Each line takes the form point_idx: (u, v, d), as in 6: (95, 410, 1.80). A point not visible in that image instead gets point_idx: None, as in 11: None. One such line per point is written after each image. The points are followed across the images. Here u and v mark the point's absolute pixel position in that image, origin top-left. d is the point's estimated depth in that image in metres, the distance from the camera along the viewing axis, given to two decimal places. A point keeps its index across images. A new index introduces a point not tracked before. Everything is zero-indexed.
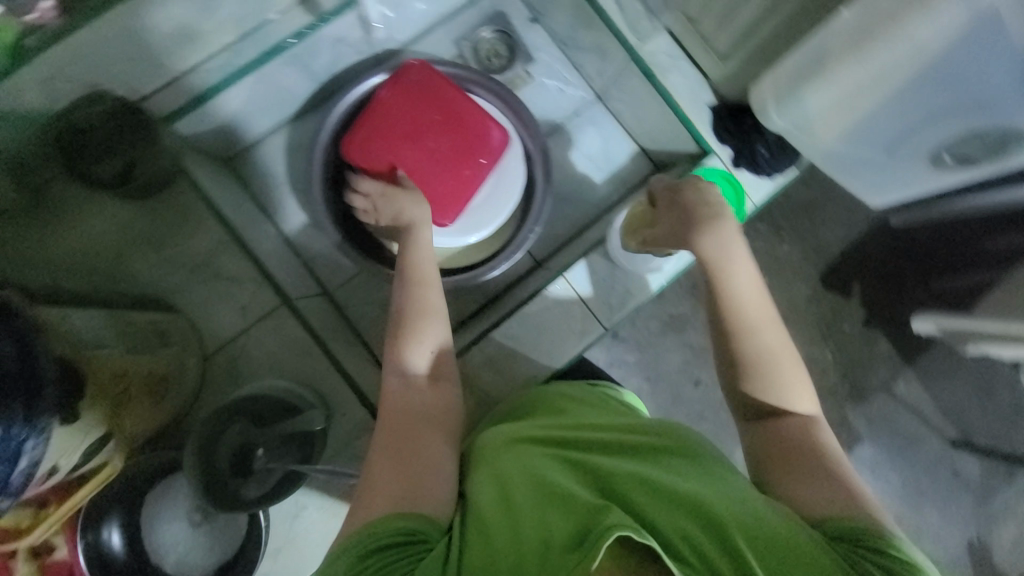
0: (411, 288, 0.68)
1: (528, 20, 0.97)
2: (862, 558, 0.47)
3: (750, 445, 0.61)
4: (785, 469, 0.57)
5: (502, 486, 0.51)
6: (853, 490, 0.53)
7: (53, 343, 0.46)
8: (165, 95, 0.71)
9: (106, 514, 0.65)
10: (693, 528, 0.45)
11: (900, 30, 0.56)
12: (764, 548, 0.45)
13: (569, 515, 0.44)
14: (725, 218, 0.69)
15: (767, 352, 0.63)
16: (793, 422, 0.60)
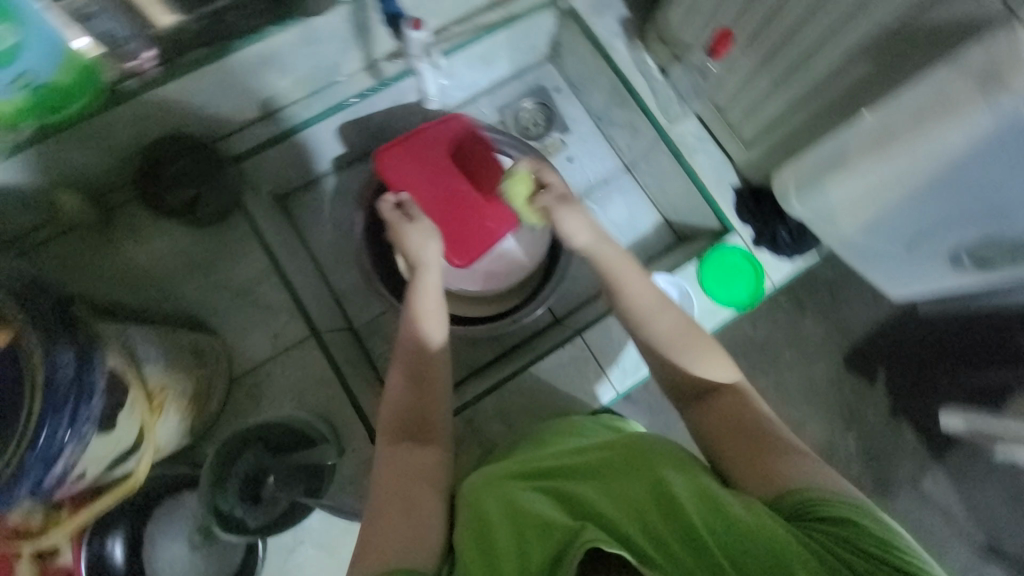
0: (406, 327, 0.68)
1: (567, 95, 1.05)
2: (813, 528, 0.45)
3: (698, 432, 0.59)
4: (735, 454, 0.55)
5: (477, 518, 0.49)
6: (793, 454, 0.52)
7: (107, 353, 0.49)
8: (239, 137, 0.80)
9: (114, 524, 0.67)
10: (659, 529, 0.43)
11: (920, 136, 0.59)
12: (733, 542, 0.42)
13: (541, 542, 0.43)
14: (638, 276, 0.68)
15: (685, 342, 0.63)
16: (730, 399, 0.59)
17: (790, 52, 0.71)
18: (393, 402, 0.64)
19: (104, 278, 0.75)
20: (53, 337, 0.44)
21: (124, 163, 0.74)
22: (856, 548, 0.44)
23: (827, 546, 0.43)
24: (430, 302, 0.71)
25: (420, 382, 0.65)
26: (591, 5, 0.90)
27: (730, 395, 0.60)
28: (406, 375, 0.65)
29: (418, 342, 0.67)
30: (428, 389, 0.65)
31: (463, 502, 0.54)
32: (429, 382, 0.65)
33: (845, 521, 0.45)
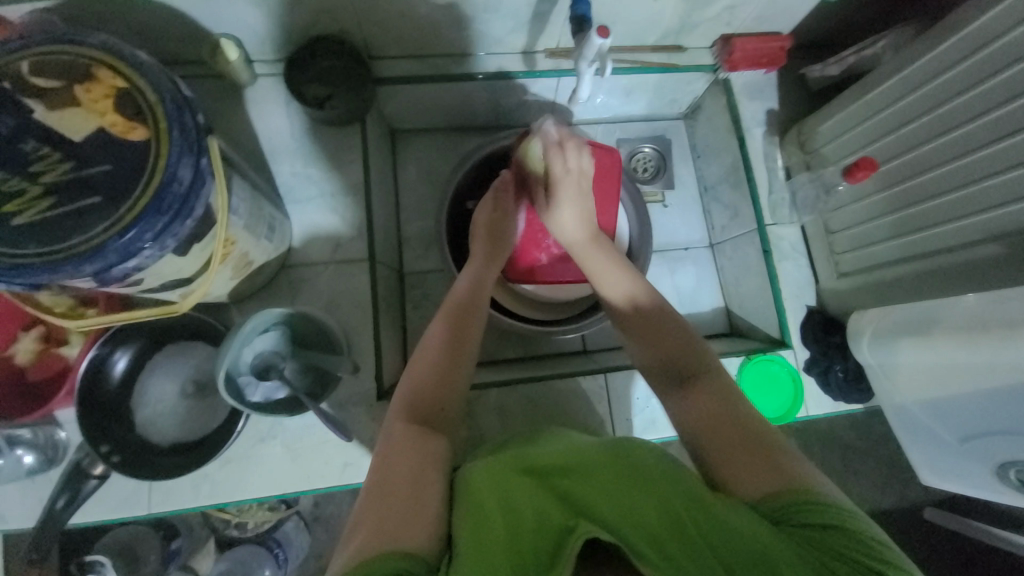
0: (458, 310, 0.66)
1: (685, 156, 1.07)
2: (795, 524, 0.45)
3: (682, 425, 0.58)
4: (721, 454, 0.54)
5: (473, 505, 0.47)
6: (770, 447, 0.52)
7: (212, 191, 0.52)
8: (389, 63, 0.85)
9: (130, 340, 0.70)
10: (653, 524, 0.43)
11: (1014, 339, 0.57)
12: (717, 539, 0.42)
13: (535, 535, 0.43)
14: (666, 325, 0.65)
15: (677, 339, 0.64)
16: (711, 386, 0.59)
17: (921, 206, 0.71)
18: (411, 383, 0.60)
19: (224, 131, 0.80)
20: (180, 154, 0.47)
21: (286, 44, 0.79)
22: (840, 551, 0.43)
23: (812, 551, 0.43)
24: (474, 303, 0.68)
25: (440, 371, 0.61)
26: (746, 86, 0.92)
27: (714, 381, 0.59)
28: (431, 359, 0.62)
29: (451, 335, 0.64)
30: (447, 383, 0.60)
31: (459, 486, 0.52)
32: (451, 372, 0.61)
33: (828, 523, 0.45)
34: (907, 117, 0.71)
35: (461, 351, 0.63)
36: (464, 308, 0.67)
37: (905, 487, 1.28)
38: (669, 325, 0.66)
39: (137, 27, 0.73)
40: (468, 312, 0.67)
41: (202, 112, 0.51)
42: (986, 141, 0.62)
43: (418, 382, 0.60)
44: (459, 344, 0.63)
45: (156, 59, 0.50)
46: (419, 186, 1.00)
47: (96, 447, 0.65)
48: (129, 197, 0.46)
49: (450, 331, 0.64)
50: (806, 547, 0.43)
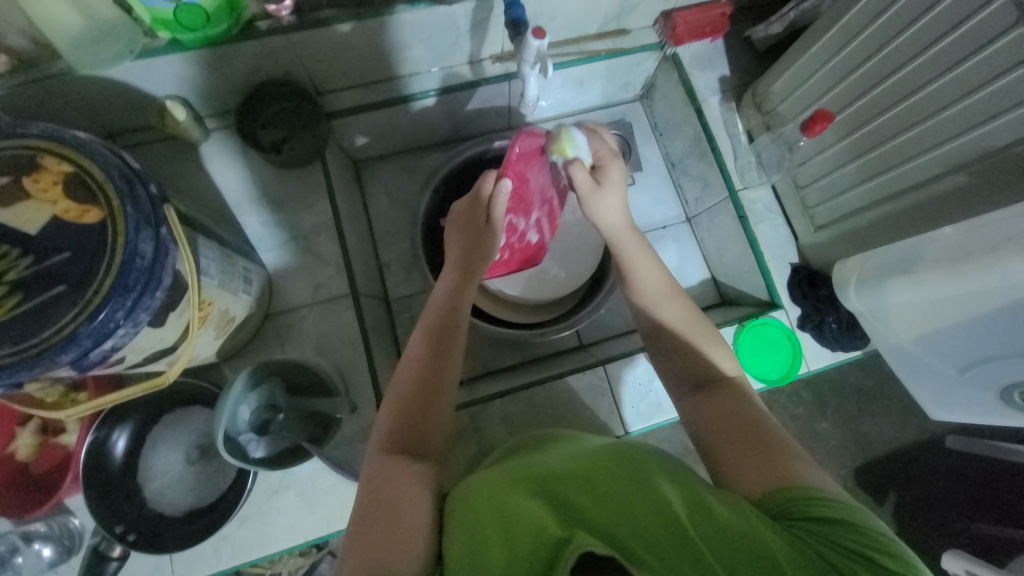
0: (444, 327, 0.65)
1: (647, 137, 1.08)
2: (802, 525, 0.46)
3: (693, 424, 0.60)
4: (728, 453, 0.55)
5: (472, 520, 0.48)
6: (778, 449, 0.53)
7: (177, 257, 0.51)
8: (339, 97, 0.85)
9: (127, 417, 0.70)
10: (651, 530, 0.43)
11: (991, 263, 0.58)
12: (718, 539, 0.43)
13: (530, 548, 0.42)
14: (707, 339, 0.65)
15: (688, 335, 0.65)
16: (730, 391, 0.60)
17: (883, 148, 0.71)
18: (395, 406, 0.60)
19: (185, 192, 0.80)
20: (138, 229, 0.47)
21: (233, 94, 0.79)
22: (842, 546, 0.44)
23: (813, 545, 0.43)
24: (456, 321, 0.65)
25: (424, 397, 0.60)
26: (695, 58, 0.93)
27: (730, 387, 0.61)
28: (413, 384, 0.61)
29: (433, 358, 0.62)
30: (431, 408, 0.60)
31: (454, 504, 0.52)
32: (436, 398, 0.60)
33: (831, 520, 0.46)
34: (853, 63, 0.72)
35: (441, 375, 0.62)
36: (446, 328, 0.64)
37: (919, 422, 1.29)
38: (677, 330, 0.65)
39: (79, 104, 0.72)
40: (450, 327, 0.64)
41: (153, 181, 0.51)
42: (934, 75, 0.62)
43: (402, 408, 0.59)
44: (439, 370, 0.62)
45: (98, 137, 0.50)
46: (392, 212, 1.00)
47: (110, 529, 0.65)
48: (93, 281, 0.46)
49: (431, 353, 0.63)
50: (807, 543, 0.43)
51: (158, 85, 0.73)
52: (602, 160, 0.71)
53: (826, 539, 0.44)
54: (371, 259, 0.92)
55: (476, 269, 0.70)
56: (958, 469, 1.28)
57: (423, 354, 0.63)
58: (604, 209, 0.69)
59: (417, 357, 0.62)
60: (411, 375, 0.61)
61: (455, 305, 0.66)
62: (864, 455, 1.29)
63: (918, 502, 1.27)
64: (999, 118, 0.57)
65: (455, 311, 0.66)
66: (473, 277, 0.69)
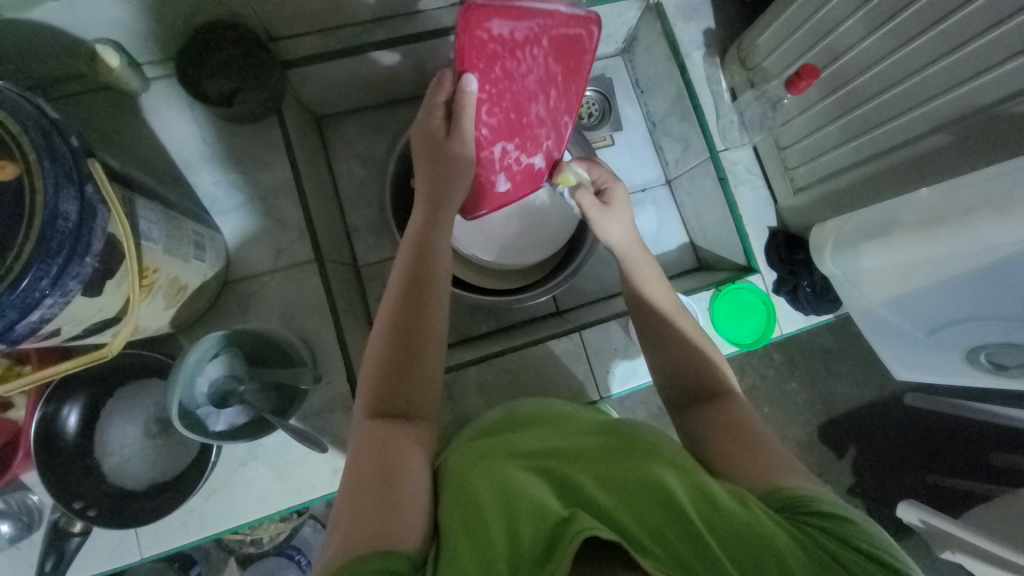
0: (422, 281, 0.61)
1: (628, 95, 1.03)
2: (810, 523, 0.45)
3: (690, 436, 0.60)
4: (729, 458, 0.54)
5: (468, 498, 0.47)
6: (777, 459, 0.53)
7: (109, 220, 0.47)
8: (295, 44, 0.78)
9: (76, 391, 0.66)
10: (658, 524, 0.41)
11: (965, 228, 0.57)
12: (722, 529, 0.42)
13: (532, 530, 0.41)
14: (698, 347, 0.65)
15: (689, 353, 0.65)
16: (727, 403, 0.60)
17: (866, 107, 0.69)
18: (375, 367, 0.57)
19: (127, 150, 0.73)
20: (58, 188, 0.42)
21: (172, 39, 0.71)
22: (842, 540, 0.43)
23: (815, 538, 0.43)
24: (432, 270, 0.62)
25: (406, 367, 0.57)
26: (680, 8, 0.87)
27: (728, 404, 0.60)
28: (391, 336, 0.58)
29: (409, 309, 0.59)
30: (415, 361, 0.57)
31: (448, 481, 0.52)
32: (417, 351, 0.58)
33: (831, 515, 0.45)
34: (840, 15, 0.68)
35: (421, 322, 0.59)
36: (424, 275, 0.61)
37: (883, 380, 1.34)
38: (672, 341, 0.66)
39: None
40: (428, 277, 0.61)
41: (74, 133, 0.46)
42: (922, 28, 0.59)
43: (381, 372, 0.56)
44: (420, 321, 0.59)
45: (8, 82, 0.44)
46: (359, 172, 0.95)
47: (69, 504, 0.62)
48: (11, 246, 0.41)
49: (406, 303, 0.59)
50: (810, 537, 0.43)
51: (84, 27, 0.65)
52: (605, 184, 0.74)
53: (829, 538, 0.43)
54: (336, 224, 0.88)
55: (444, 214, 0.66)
56: (918, 424, 1.35)
57: (398, 302, 0.59)
58: (614, 226, 0.71)
59: (396, 307, 0.59)
60: (389, 328, 0.58)
61: (430, 252, 0.63)
62: (831, 414, 1.34)
63: (879, 455, 1.34)
64: (985, 75, 0.55)
65: (432, 259, 0.63)
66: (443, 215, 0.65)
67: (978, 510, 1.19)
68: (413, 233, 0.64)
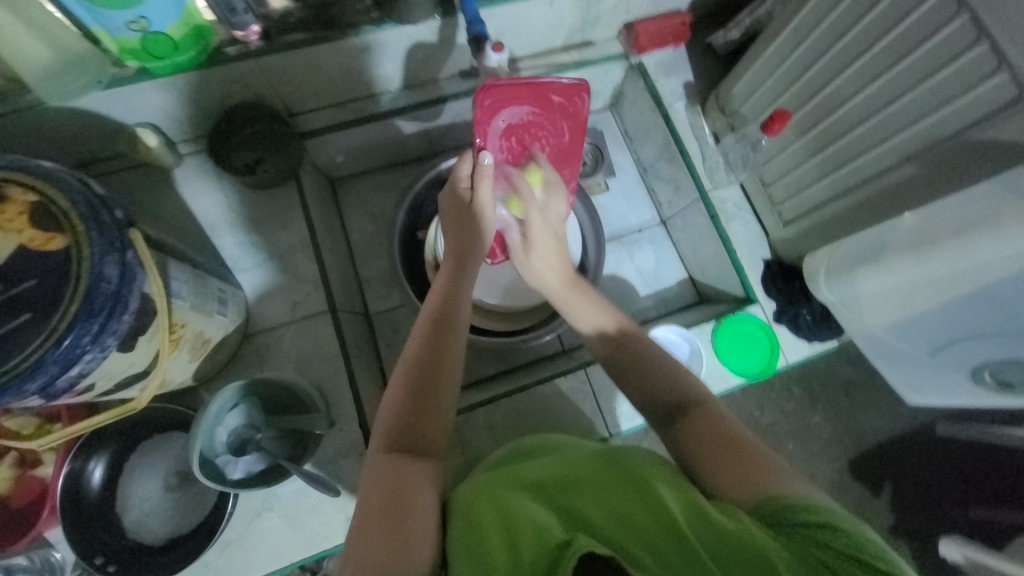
0: (446, 323, 0.64)
1: (619, 143, 1.10)
2: (800, 529, 0.45)
3: (677, 452, 0.57)
4: (720, 478, 0.52)
5: (470, 525, 0.48)
6: (764, 466, 0.51)
7: (146, 281, 0.51)
8: (311, 118, 0.86)
9: (102, 446, 0.69)
10: (651, 537, 0.44)
11: (956, 248, 0.59)
12: (712, 540, 0.43)
13: (534, 552, 0.43)
14: (678, 372, 0.63)
15: (661, 364, 0.64)
16: (706, 414, 0.57)
17: (840, 142, 0.74)
18: (395, 406, 0.58)
19: (159, 217, 0.80)
20: (104, 254, 0.47)
21: (204, 119, 0.80)
22: (833, 550, 0.43)
23: (804, 549, 0.43)
24: (452, 313, 0.65)
25: (422, 402, 0.58)
26: (660, 65, 0.96)
27: (700, 407, 0.58)
28: (406, 375, 0.60)
29: (429, 347, 0.62)
30: (435, 397, 0.59)
31: (453, 510, 0.53)
32: (432, 386, 0.59)
33: (822, 523, 0.45)
34: (805, 64, 0.75)
35: (442, 362, 0.61)
36: (448, 316, 0.65)
37: (907, 411, 1.30)
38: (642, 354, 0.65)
39: (48, 135, 0.72)
40: (449, 320, 0.65)
41: (118, 206, 0.51)
42: (880, 70, 0.65)
43: (400, 406, 0.58)
44: (441, 359, 0.61)
45: (65, 166, 0.50)
46: (370, 227, 1.01)
47: (90, 560, 0.64)
48: (60, 307, 0.46)
49: (427, 344, 0.62)
50: (802, 548, 0.43)
51: (129, 114, 0.74)
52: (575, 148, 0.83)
53: (817, 546, 0.43)
54: (348, 276, 0.93)
55: (469, 261, 0.71)
56: (950, 456, 1.29)
57: (422, 342, 0.62)
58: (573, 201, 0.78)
59: (420, 348, 0.62)
60: (413, 365, 0.61)
61: (452, 298, 0.67)
62: (856, 448, 1.29)
63: (913, 491, 1.28)
64: (943, 107, 0.59)
65: (456, 304, 0.67)
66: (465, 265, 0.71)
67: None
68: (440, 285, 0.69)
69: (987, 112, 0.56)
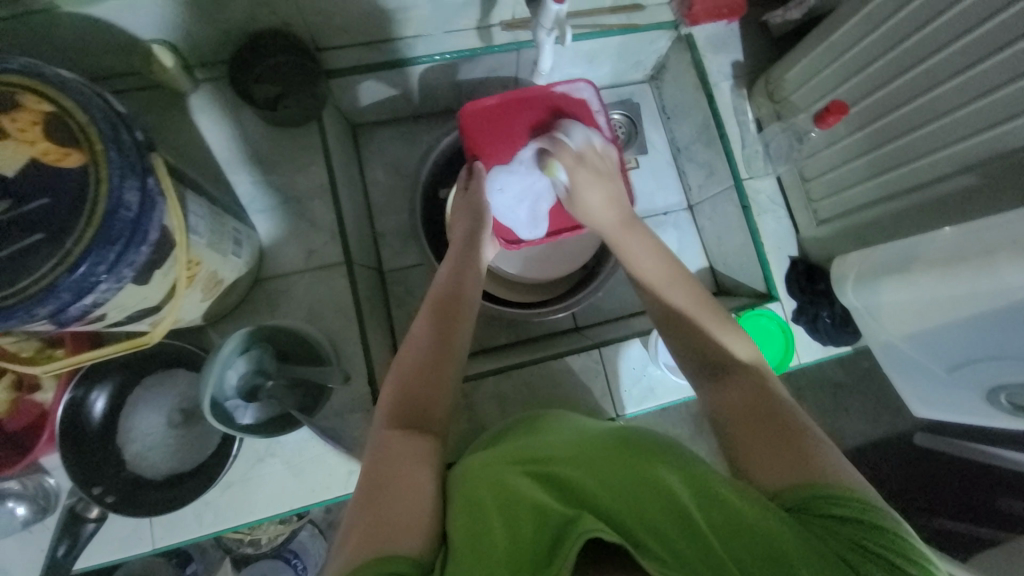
0: (450, 305, 0.65)
1: (655, 120, 1.06)
2: (826, 524, 0.43)
3: (713, 409, 0.57)
4: (754, 448, 0.51)
5: (473, 503, 0.47)
6: (802, 444, 0.50)
7: (165, 212, 0.48)
8: (339, 55, 0.81)
9: (105, 377, 0.67)
10: (661, 521, 0.42)
11: (992, 267, 0.58)
12: (728, 535, 0.41)
13: (535, 532, 0.42)
14: (727, 332, 0.62)
15: (704, 317, 0.63)
16: (742, 375, 0.58)
17: (895, 144, 0.71)
18: (400, 378, 0.59)
19: (172, 146, 0.76)
20: (123, 178, 0.43)
21: (227, 44, 0.74)
22: (858, 546, 0.41)
23: (828, 543, 0.41)
24: (461, 299, 0.66)
25: (423, 377, 0.58)
26: (710, 40, 0.91)
27: (746, 372, 0.58)
28: (420, 354, 0.60)
29: (439, 332, 0.62)
30: (437, 373, 0.59)
31: (457, 487, 0.52)
32: (441, 362, 0.60)
33: (850, 518, 0.43)
34: (871, 56, 0.71)
35: (450, 342, 0.62)
36: (452, 302, 0.65)
37: (892, 417, 1.33)
38: (694, 314, 0.64)
39: (56, 42, 0.67)
40: (455, 304, 0.65)
41: (139, 128, 0.48)
42: (950, 73, 0.62)
43: (406, 383, 0.58)
44: (447, 339, 0.62)
45: (82, 77, 0.46)
46: (389, 180, 0.97)
47: (88, 490, 0.63)
48: (73, 232, 0.43)
49: (435, 328, 0.63)
50: (825, 542, 0.41)
51: (146, 28, 0.68)
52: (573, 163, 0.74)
53: (842, 541, 0.42)
54: (363, 227, 0.89)
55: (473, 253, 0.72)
56: (927, 464, 1.33)
57: (426, 328, 0.63)
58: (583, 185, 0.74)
59: (422, 334, 0.62)
60: (418, 350, 0.61)
61: (461, 287, 0.67)
62: (840, 448, 1.32)
63: (887, 493, 1.32)
64: (1014, 120, 0.57)
65: (461, 300, 0.66)
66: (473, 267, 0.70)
67: (989, 556, 1.17)
68: (442, 281, 0.68)
69: None
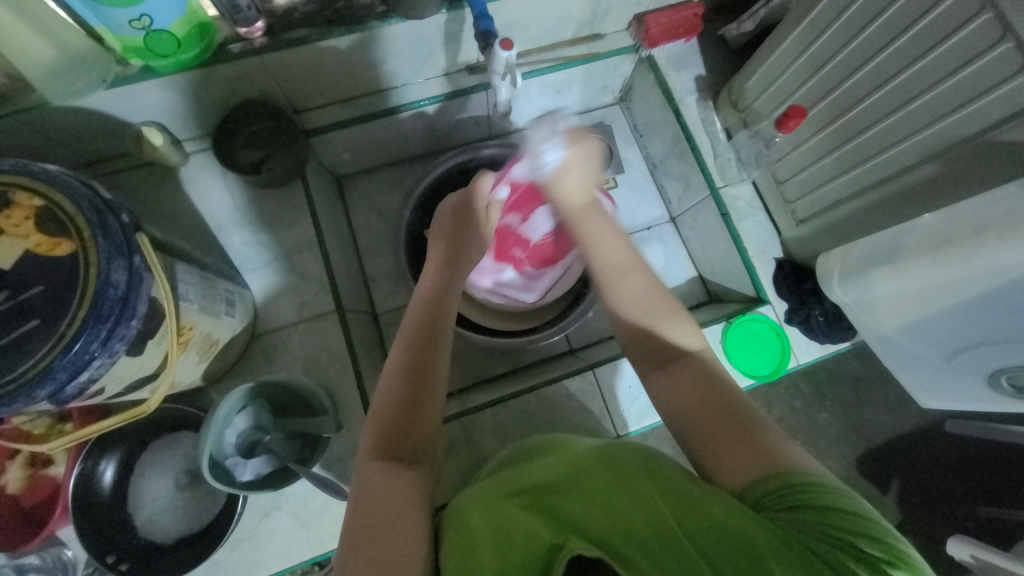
0: (427, 351, 0.63)
1: (628, 139, 1.09)
2: (795, 518, 0.44)
3: (664, 403, 0.58)
4: (707, 440, 0.53)
5: (464, 536, 0.49)
6: (756, 436, 0.51)
7: (153, 285, 0.51)
8: (317, 115, 0.86)
9: (115, 445, 0.70)
10: (637, 528, 0.44)
11: (977, 250, 0.57)
12: (702, 534, 0.43)
13: (523, 559, 0.43)
14: (678, 319, 0.63)
15: (657, 305, 0.64)
16: (690, 364, 0.59)
17: (857, 140, 0.72)
18: (378, 414, 0.59)
19: (165, 216, 0.80)
20: (111, 259, 0.46)
21: (210, 118, 0.79)
22: (831, 535, 0.42)
23: (799, 534, 0.42)
24: (434, 335, 0.64)
25: (404, 419, 0.59)
26: (671, 59, 0.94)
27: (690, 361, 0.59)
28: (399, 395, 0.60)
29: (414, 377, 0.61)
30: (417, 413, 0.59)
31: (451, 521, 0.54)
32: (420, 410, 0.60)
33: (819, 507, 0.44)
34: (822, 59, 0.73)
35: (421, 392, 0.60)
36: (430, 338, 0.64)
37: (917, 409, 1.29)
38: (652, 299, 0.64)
39: (52, 134, 0.72)
40: (431, 348, 0.63)
41: (125, 210, 0.51)
42: (901, 66, 0.63)
43: (384, 421, 0.58)
44: (422, 384, 0.61)
45: (69, 169, 0.49)
46: (377, 225, 1.00)
47: (102, 558, 0.65)
48: (66, 315, 0.45)
49: (412, 368, 0.61)
50: (795, 533, 0.42)
51: (134, 112, 0.73)
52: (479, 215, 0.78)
53: (810, 531, 0.42)
54: (354, 273, 0.92)
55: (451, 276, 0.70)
56: (958, 453, 1.28)
57: (401, 369, 0.61)
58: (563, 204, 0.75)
59: (398, 379, 0.61)
60: (392, 397, 0.60)
61: (437, 322, 0.66)
62: (865, 445, 1.28)
63: (921, 487, 1.27)
64: (967, 107, 0.58)
65: (433, 349, 0.64)
66: (452, 293, 0.69)
67: None
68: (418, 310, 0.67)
69: (1011, 112, 0.54)
